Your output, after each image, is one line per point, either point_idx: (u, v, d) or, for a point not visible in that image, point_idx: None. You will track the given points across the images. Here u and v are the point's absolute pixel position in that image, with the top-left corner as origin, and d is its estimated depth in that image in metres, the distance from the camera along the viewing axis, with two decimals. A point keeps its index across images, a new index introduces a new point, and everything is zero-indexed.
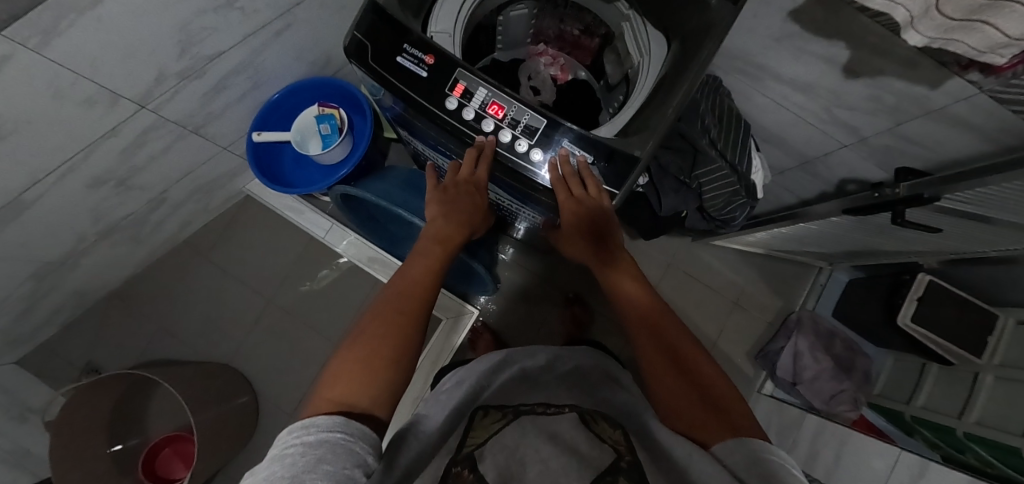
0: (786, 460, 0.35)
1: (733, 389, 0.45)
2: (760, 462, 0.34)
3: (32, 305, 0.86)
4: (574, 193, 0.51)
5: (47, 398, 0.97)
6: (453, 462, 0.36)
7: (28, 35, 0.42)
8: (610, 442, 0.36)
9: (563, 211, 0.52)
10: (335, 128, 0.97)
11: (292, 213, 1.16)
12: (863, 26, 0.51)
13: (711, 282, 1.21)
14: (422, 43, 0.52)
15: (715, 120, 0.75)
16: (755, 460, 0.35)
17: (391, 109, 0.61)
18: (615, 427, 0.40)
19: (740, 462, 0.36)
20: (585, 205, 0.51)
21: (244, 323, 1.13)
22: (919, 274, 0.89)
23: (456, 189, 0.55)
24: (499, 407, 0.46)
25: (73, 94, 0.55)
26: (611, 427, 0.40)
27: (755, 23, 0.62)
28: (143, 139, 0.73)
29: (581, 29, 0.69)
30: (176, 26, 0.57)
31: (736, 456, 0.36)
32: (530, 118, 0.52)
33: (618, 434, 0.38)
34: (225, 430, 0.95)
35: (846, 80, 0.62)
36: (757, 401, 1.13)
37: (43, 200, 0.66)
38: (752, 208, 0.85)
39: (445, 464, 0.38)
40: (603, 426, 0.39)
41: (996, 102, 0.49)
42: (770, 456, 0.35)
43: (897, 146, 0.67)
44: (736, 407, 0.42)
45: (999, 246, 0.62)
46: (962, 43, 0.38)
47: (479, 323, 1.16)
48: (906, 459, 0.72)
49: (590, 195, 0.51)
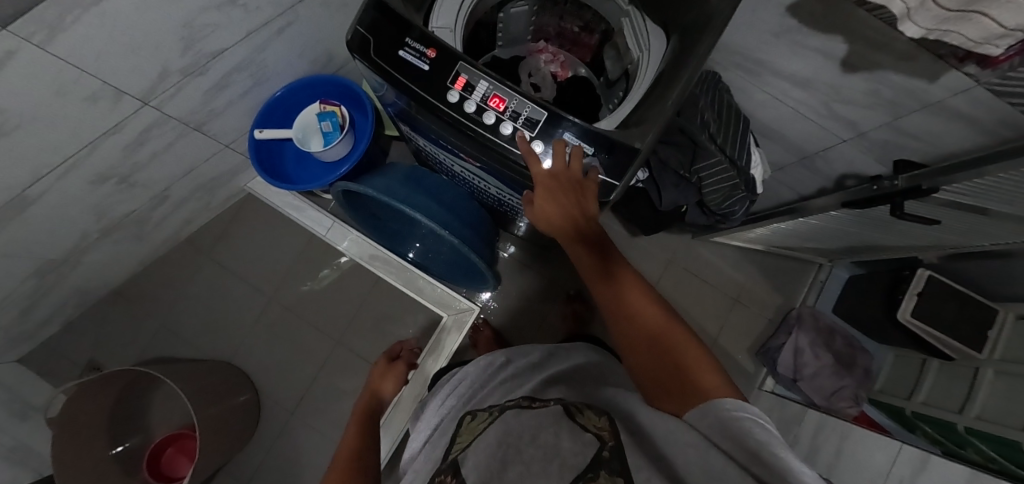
0: (757, 415, 0.33)
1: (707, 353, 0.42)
2: (732, 425, 0.33)
3: (34, 302, 0.87)
4: (558, 174, 0.50)
5: (48, 395, 0.97)
6: (441, 469, 0.42)
7: (34, 31, 0.43)
8: (593, 431, 0.36)
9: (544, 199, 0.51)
10: (337, 126, 0.97)
11: (292, 211, 1.17)
12: (860, 19, 0.52)
13: (711, 279, 1.21)
14: (424, 37, 0.53)
15: (715, 115, 0.75)
16: (727, 424, 0.33)
17: (394, 104, 0.61)
18: (601, 416, 0.40)
19: (714, 426, 0.34)
20: (566, 190, 0.51)
21: (245, 322, 1.13)
22: (919, 269, 0.89)
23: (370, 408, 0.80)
24: (488, 406, 0.50)
25: (77, 91, 0.55)
26: (597, 416, 0.40)
27: (755, 18, 0.63)
28: (145, 136, 0.73)
29: (580, 26, 0.70)
30: (180, 23, 0.58)
31: (710, 419, 0.35)
32: (531, 110, 0.52)
33: (603, 421, 0.39)
34: (226, 426, 0.95)
35: (844, 74, 0.62)
36: (758, 398, 1.13)
37: (47, 197, 0.66)
38: (752, 201, 0.85)
39: (436, 471, 0.43)
40: (589, 415, 0.40)
41: (994, 94, 0.50)
42: (741, 415, 0.33)
43: (896, 140, 0.67)
44: (708, 368, 0.40)
45: (998, 240, 0.62)
46: (959, 34, 0.39)
47: (480, 320, 1.15)
48: (907, 454, 0.73)
49: (573, 175, 0.50)
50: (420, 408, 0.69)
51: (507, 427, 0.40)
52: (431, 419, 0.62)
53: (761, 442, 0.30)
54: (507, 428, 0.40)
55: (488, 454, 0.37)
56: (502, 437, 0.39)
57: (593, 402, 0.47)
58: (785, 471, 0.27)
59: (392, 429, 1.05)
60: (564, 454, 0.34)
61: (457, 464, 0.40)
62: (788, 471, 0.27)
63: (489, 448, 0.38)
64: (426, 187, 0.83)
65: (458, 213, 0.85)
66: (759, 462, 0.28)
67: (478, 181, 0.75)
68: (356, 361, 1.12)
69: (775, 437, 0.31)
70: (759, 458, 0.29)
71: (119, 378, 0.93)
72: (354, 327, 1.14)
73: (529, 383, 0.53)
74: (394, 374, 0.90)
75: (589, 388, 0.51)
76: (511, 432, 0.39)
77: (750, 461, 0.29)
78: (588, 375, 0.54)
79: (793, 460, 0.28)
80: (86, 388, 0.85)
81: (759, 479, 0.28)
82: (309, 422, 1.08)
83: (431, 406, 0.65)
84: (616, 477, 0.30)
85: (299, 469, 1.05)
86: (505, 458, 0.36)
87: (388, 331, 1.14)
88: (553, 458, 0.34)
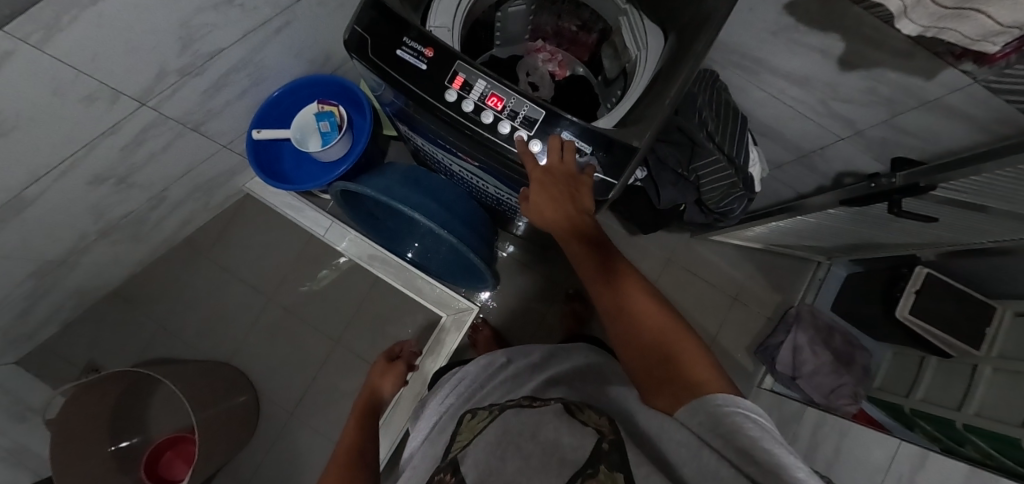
0: (750, 409, 0.32)
1: (701, 342, 0.40)
2: (723, 421, 0.32)
3: (32, 304, 0.86)
4: (551, 166, 0.50)
5: (47, 396, 0.97)
6: (440, 467, 0.42)
7: (31, 31, 0.43)
8: (593, 426, 0.37)
9: (535, 193, 0.50)
10: (335, 126, 0.97)
11: (291, 211, 1.17)
12: (857, 16, 0.52)
13: (711, 278, 1.22)
14: (422, 36, 0.53)
15: (713, 113, 0.75)
16: (718, 420, 0.32)
17: (392, 104, 0.61)
18: (601, 415, 0.40)
19: (704, 423, 0.33)
20: (557, 182, 0.50)
21: (244, 322, 1.13)
22: (918, 267, 0.89)
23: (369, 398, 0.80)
24: (488, 405, 0.50)
25: (75, 91, 0.55)
26: (597, 415, 0.40)
27: (752, 16, 0.63)
28: (143, 136, 0.73)
29: (578, 25, 0.70)
30: (177, 23, 0.58)
31: (699, 416, 0.34)
32: (529, 109, 0.52)
33: (603, 419, 0.39)
34: (225, 426, 0.95)
35: (842, 72, 0.62)
36: (757, 396, 1.13)
37: (45, 197, 0.66)
38: (750, 199, 0.85)
39: (435, 469, 0.43)
40: (589, 414, 0.40)
41: (991, 92, 0.50)
42: (732, 410, 0.32)
43: (894, 138, 0.67)
44: (701, 360, 0.38)
45: (996, 237, 0.62)
46: (955, 32, 0.39)
47: (479, 319, 1.15)
48: (905, 451, 0.73)
49: (566, 168, 0.50)
50: (419, 408, 0.69)
51: (507, 424, 0.40)
52: (431, 418, 0.62)
53: (753, 439, 0.29)
54: (506, 425, 0.40)
55: (488, 452, 0.37)
56: (502, 435, 0.39)
57: (592, 402, 0.47)
58: (778, 468, 0.26)
59: (391, 430, 1.05)
60: (563, 450, 0.34)
61: (457, 462, 0.40)
62: (780, 467, 0.26)
63: (489, 446, 0.38)
64: (425, 187, 0.83)
65: (457, 213, 0.85)
66: (751, 461, 0.28)
67: (476, 180, 0.75)
68: (355, 362, 1.12)
69: (768, 433, 0.30)
70: (749, 456, 0.29)
71: (118, 379, 0.93)
72: (353, 327, 1.14)
73: (529, 384, 0.53)
74: (394, 374, 0.88)
75: (587, 388, 0.51)
76: (511, 430, 0.39)
77: (741, 460, 0.29)
78: (588, 376, 0.54)
79: (785, 456, 0.28)
80: (85, 389, 0.84)
81: (752, 478, 0.28)
82: (308, 422, 1.08)
83: (430, 406, 0.65)
84: (615, 473, 0.30)
85: (298, 470, 1.05)
86: (504, 456, 0.36)
87: (387, 331, 1.14)
88: (553, 453, 0.34)
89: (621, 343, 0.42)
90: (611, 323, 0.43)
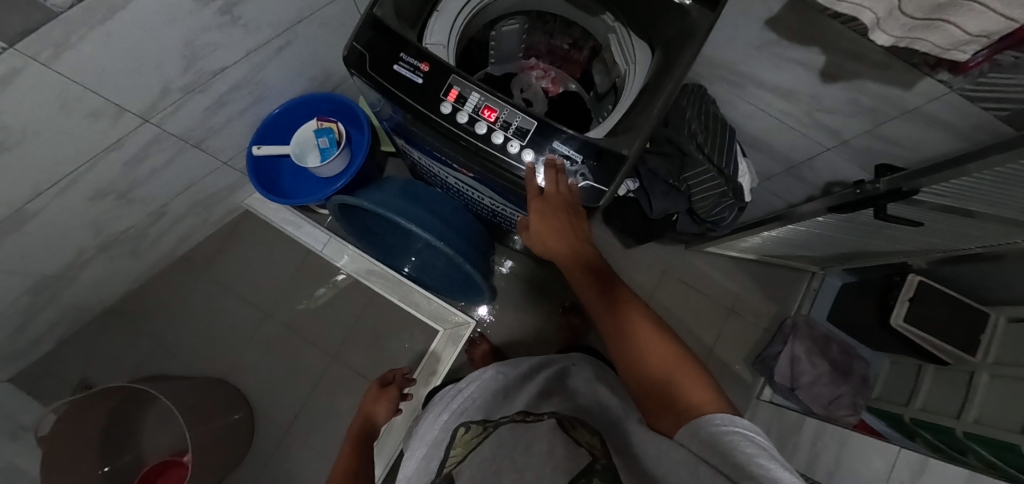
0: (746, 433, 0.32)
1: (701, 366, 0.41)
2: (721, 441, 0.32)
3: (26, 320, 0.86)
4: (548, 189, 0.52)
5: (37, 415, 0.95)
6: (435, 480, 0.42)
7: (40, 49, 0.44)
8: (585, 446, 0.37)
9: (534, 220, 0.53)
10: (334, 142, 0.98)
11: (290, 227, 1.19)
12: (836, 31, 0.54)
13: (707, 290, 1.22)
14: (418, 52, 0.55)
15: (701, 127, 0.78)
16: (717, 439, 0.32)
17: (391, 119, 0.63)
18: (593, 433, 0.41)
19: (703, 442, 0.33)
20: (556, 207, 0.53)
21: (240, 337, 1.13)
22: (910, 275, 0.91)
23: (381, 394, 0.86)
24: (482, 420, 0.50)
25: (80, 108, 0.56)
26: (589, 433, 0.41)
27: (735, 32, 0.65)
28: (145, 152, 0.75)
29: (569, 44, 0.72)
30: (183, 43, 0.60)
31: (699, 435, 0.33)
32: (521, 120, 0.54)
33: (595, 438, 0.39)
34: (218, 446, 0.93)
35: (824, 84, 0.64)
36: (757, 408, 1.12)
37: (46, 211, 0.67)
38: (741, 209, 0.87)
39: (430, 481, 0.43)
40: (582, 431, 0.41)
41: (966, 100, 0.52)
42: (731, 436, 0.32)
43: (877, 146, 0.70)
44: (700, 382, 0.38)
45: (982, 242, 0.64)
46: (928, 42, 0.41)
47: (476, 334, 1.16)
48: (906, 458, 0.72)
49: (557, 190, 0.53)
50: (414, 426, 0.67)
51: (500, 441, 0.41)
52: (422, 437, 0.61)
53: (751, 460, 0.28)
54: (501, 440, 0.41)
55: (485, 464, 0.38)
56: (497, 449, 0.39)
57: (584, 417, 0.48)
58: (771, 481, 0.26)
59: (388, 447, 1.04)
60: (557, 459, 0.35)
61: (451, 475, 0.40)
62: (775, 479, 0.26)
63: (487, 458, 0.39)
64: (423, 201, 0.84)
65: (454, 225, 0.86)
66: (743, 473, 0.27)
67: (472, 193, 0.76)
68: (352, 378, 1.11)
69: (766, 454, 0.29)
70: (743, 470, 0.28)
71: (116, 391, 0.93)
72: (351, 343, 1.14)
73: (519, 400, 0.53)
74: (389, 398, 0.84)
75: (584, 401, 0.51)
76: (505, 445, 0.39)
77: (733, 470, 0.28)
78: (582, 386, 0.55)
79: (777, 470, 0.27)
80: (79, 407, 0.84)
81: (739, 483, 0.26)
82: (306, 440, 1.06)
83: (424, 424, 0.64)
84: None
85: None
86: (501, 470, 0.36)
87: (385, 346, 1.13)
88: (547, 461, 0.35)
89: (622, 363, 0.44)
90: (613, 342, 0.44)
